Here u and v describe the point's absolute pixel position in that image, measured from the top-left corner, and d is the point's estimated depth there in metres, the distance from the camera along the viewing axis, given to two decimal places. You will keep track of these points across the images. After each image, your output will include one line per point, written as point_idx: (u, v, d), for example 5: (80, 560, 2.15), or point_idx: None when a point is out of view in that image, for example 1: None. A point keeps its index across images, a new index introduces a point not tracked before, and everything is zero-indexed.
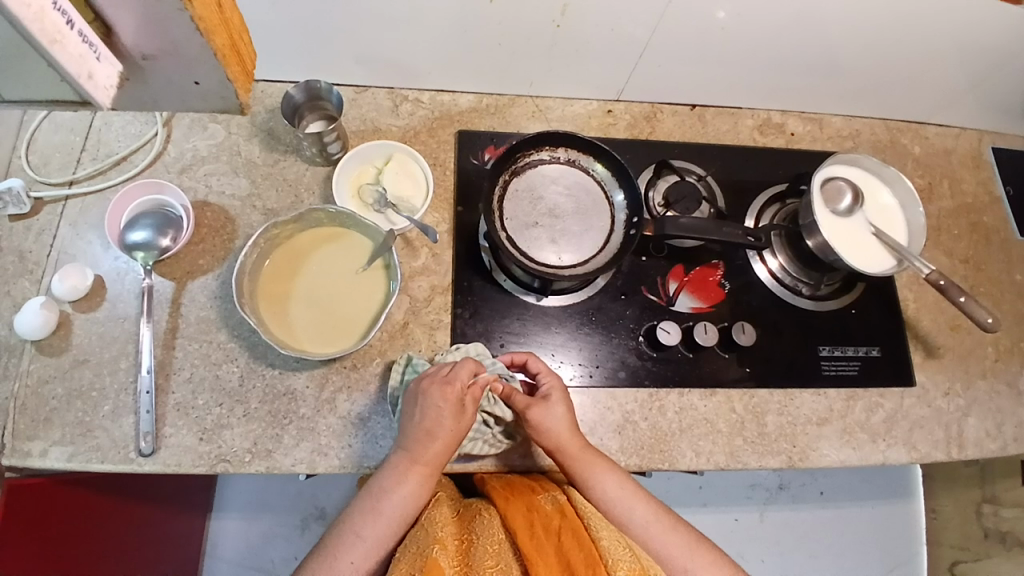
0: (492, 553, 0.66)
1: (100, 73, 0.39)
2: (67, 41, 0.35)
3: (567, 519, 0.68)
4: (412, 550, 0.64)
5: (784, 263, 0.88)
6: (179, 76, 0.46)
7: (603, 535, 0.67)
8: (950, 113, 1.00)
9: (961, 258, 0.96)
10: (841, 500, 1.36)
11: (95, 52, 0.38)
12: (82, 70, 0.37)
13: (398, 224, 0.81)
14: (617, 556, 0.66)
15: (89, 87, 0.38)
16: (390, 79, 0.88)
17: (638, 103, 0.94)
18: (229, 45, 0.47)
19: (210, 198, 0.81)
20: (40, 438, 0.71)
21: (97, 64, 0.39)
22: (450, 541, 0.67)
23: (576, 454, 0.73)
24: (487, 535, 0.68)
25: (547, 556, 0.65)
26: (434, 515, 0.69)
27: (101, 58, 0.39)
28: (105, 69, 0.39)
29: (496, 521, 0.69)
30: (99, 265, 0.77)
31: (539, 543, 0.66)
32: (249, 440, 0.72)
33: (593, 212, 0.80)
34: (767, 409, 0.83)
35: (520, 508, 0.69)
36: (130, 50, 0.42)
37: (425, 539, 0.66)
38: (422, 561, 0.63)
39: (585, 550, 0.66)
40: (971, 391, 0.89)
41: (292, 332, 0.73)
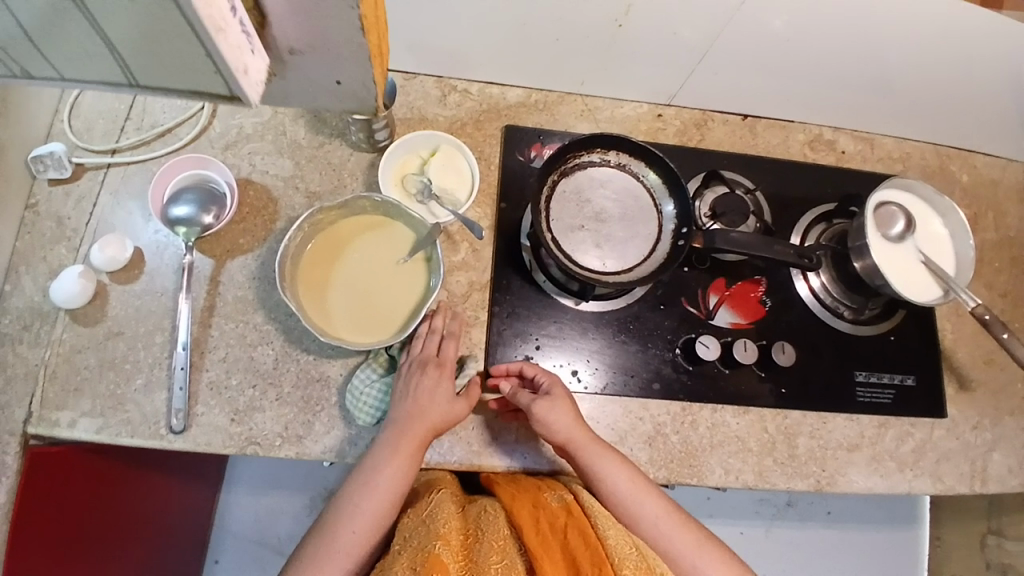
0: (497, 550, 0.65)
1: (253, 66, 0.34)
2: (230, 30, 0.31)
3: (574, 517, 0.68)
4: (414, 545, 0.64)
5: (827, 283, 0.87)
6: (320, 73, 0.37)
7: (608, 536, 0.67)
8: (1003, 144, 0.98)
9: (1000, 292, 0.94)
10: (847, 522, 1.35)
11: (250, 42, 0.33)
12: (239, 64, 0.33)
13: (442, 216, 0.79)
14: (623, 555, 0.66)
15: (243, 84, 0.34)
16: (440, 68, 0.86)
17: (689, 110, 0.92)
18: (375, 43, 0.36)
19: (253, 177, 0.80)
20: (71, 408, 0.71)
21: (251, 56, 0.33)
22: (453, 537, 0.66)
23: (585, 448, 0.71)
24: (492, 531, 0.68)
25: (552, 554, 0.65)
26: (438, 511, 0.69)
27: (255, 49, 0.33)
28: (257, 62, 0.34)
29: (501, 517, 0.70)
30: (138, 237, 0.76)
31: (545, 539, 0.66)
32: (281, 424, 0.72)
33: (640, 219, 0.79)
34: (798, 431, 0.82)
35: (526, 505, 0.69)
36: (276, 41, 0.34)
37: (428, 534, 0.65)
38: (425, 557, 0.62)
39: (592, 548, 0.65)
40: (1000, 427, 0.88)
41: (330, 320, 0.72)
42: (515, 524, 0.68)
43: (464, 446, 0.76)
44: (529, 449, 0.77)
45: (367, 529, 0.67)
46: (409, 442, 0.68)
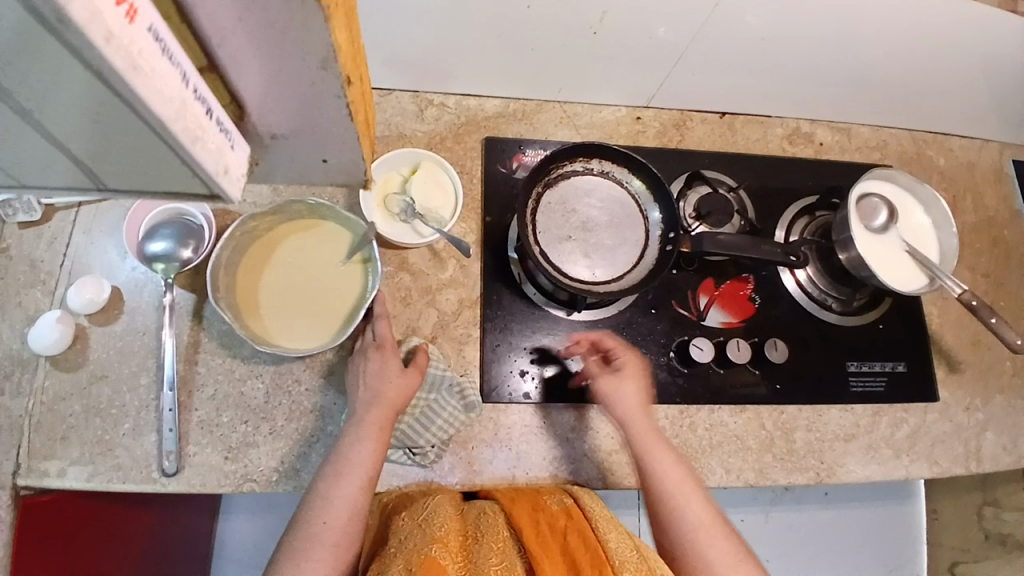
0: (496, 551, 0.60)
1: (234, 164, 0.38)
2: (205, 135, 0.34)
3: (573, 519, 0.64)
4: (409, 548, 0.59)
5: (813, 275, 0.87)
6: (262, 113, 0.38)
7: (610, 537, 0.62)
8: (976, 126, 0.99)
9: (982, 273, 0.96)
10: (844, 501, 1.36)
11: (230, 142, 0.37)
12: (218, 164, 0.36)
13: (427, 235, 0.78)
14: (623, 557, 0.59)
15: (225, 181, 0.37)
16: (416, 83, 0.85)
17: (667, 110, 0.92)
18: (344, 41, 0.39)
19: (230, 206, 0.78)
20: (58, 457, 0.68)
21: (231, 156, 0.38)
22: (450, 540, 0.61)
23: (637, 426, 0.71)
24: (490, 533, 0.62)
25: (552, 555, 0.59)
26: (435, 514, 0.64)
27: (235, 145, 0.38)
28: (237, 157, 0.38)
29: (499, 520, 0.65)
30: (116, 276, 0.74)
31: (544, 540, 0.61)
32: (276, 458, 0.71)
33: (627, 225, 0.79)
34: (795, 425, 0.83)
35: (525, 509, 0.66)
36: (261, 129, 0.45)
37: (424, 537, 0.60)
38: (420, 558, 0.56)
39: (592, 551, 0.60)
40: (991, 406, 0.89)
41: (266, 327, 0.70)
42: (514, 526, 0.63)
43: (465, 466, 0.75)
44: (530, 465, 0.76)
45: (339, 524, 0.62)
46: (373, 427, 0.66)
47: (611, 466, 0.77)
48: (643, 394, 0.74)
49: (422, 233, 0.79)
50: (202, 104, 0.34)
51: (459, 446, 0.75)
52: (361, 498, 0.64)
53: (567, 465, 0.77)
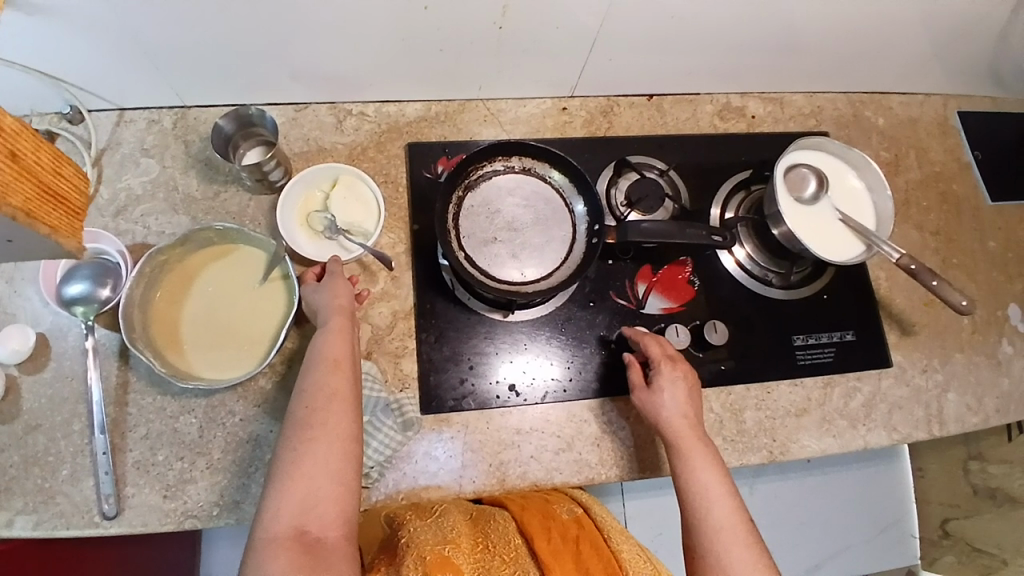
0: (507, 561, 0.59)
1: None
2: None
3: (584, 528, 0.64)
4: (422, 541, 0.59)
5: (750, 253, 0.86)
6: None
7: (623, 548, 0.62)
8: (913, 82, 0.97)
9: (931, 230, 0.94)
10: (829, 468, 1.31)
11: None
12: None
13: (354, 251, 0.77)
14: (637, 569, 0.59)
15: None
16: (331, 95, 0.83)
17: (593, 97, 0.90)
18: (39, 194, 0.36)
19: (150, 239, 0.77)
20: (3, 507, 0.68)
21: None
22: (463, 540, 0.61)
23: (684, 430, 0.69)
24: (504, 539, 0.62)
25: (564, 563, 0.58)
26: (445, 519, 0.65)
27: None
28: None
29: (511, 528, 0.64)
30: (40, 322, 0.73)
31: (556, 549, 0.60)
32: (216, 493, 0.70)
33: (554, 221, 0.78)
34: (744, 406, 0.82)
35: (537, 518, 0.65)
36: None
37: (436, 536, 0.60)
38: (434, 554, 0.56)
39: (604, 559, 0.60)
40: (949, 365, 0.88)
41: (190, 361, 0.70)
42: (525, 531, 0.62)
43: (409, 482, 0.74)
44: (477, 473, 0.75)
45: (327, 404, 0.61)
46: (339, 324, 0.68)
47: (559, 467, 0.77)
48: (691, 401, 0.72)
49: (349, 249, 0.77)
50: None
51: (402, 460, 0.74)
52: (343, 385, 0.63)
53: (517, 469, 0.76)
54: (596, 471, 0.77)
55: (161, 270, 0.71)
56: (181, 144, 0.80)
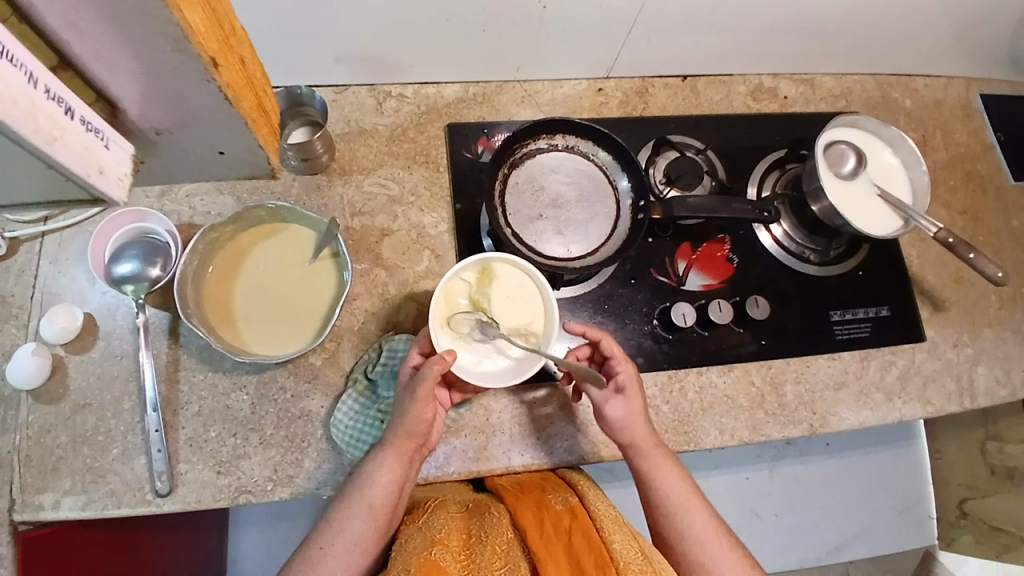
0: (499, 555, 0.59)
1: (110, 163, 0.31)
2: (68, 135, 0.28)
3: (577, 519, 0.62)
4: (408, 552, 0.59)
5: (788, 229, 0.88)
6: (196, 143, 0.39)
7: (615, 538, 0.60)
8: (939, 65, 0.99)
9: (959, 209, 0.96)
10: (847, 450, 1.30)
11: (101, 138, 0.30)
12: (92, 167, 0.30)
13: (519, 352, 0.68)
14: (628, 558, 0.58)
15: (99, 182, 0.31)
16: (371, 76, 0.83)
17: (628, 79, 0.91)
18: (254, 104, 0.39)
19: (196, 220, 0.77)
20: (53, 487, 0.67)
21: (106, 152, 0.31)
22: (451, 540, 0.61)
23: (645, 444, 0.70)
24: (494, 533, 0.61)
25: (555, 555, 0.58)
26: (435, 520, 0.64)
27: (108, 142, 0.31)
28: (116, 156, 0.32)
29: (504, 519, 0.64)
30: (87, 302, 0.73)
31: (549, 542, 0.59)
32: (269, 468, 0.70)
33: (598, 198, 0.79)
34: (784, 379, 0.83)
35: (529, 507, 0.64)
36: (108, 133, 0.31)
37: (423, 540, 0.60)
38: (418, 561, 0.56)
39: (596, 551, 0.58)
40: (979, 340, 0.90)
41: (242, 339, 0.70)
42: (518, 525, 0.62)
43: (462, 455, 0.74)
44: (524, 447, 0.76)
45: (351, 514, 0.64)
46: (396, 454, 0.66)
47: (604, 440, 0.78)
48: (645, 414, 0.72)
49: (512, 350, 0.68)
50: (63, 106, 0.27)
51: (453, 434, 0.75)
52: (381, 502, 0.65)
53: (562, 445, 0.77)
54: None
55: (213, 247, 0.72)
56: None
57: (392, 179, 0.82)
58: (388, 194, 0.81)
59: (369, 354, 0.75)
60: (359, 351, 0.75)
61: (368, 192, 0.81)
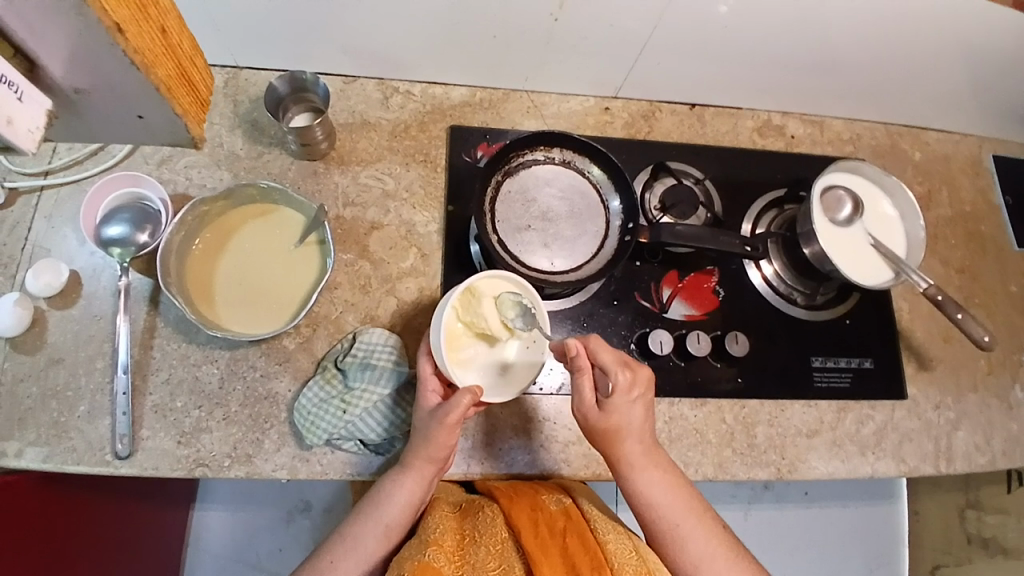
0: (494, 555, 0.62)
1: (22, 115, 0.30)
2: None
3: (571, 520, 0.65)
4: (405, 557, 0.61)
5: (779, 270, 0.87)
6: (117, 109, 0.37)
7: (608, 539, 0.63)
8: (952, 120, 0.98)
9: (957, 267, 0.94)
10: (825, 500, 1.28)
11: (14, 90, 0.30)
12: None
13: (519, 351, 0.70)
14: (622, 559, 0.61)
15: (9, 133, 0.30)
16: (379, 71, 0.84)
17: (636, 101, 0.91)
18: (175, 74, 0.37)
19: (190, 191, 0.78)
20: (16, 437, 0.68)
21: (18, 105, 0.30)
22: (447, 541, 0.64)
23: (636, 451, 0.68)
24: (488, 534, 0.64)
25: (551, 557, 0.60)
26: (431, 520, 0.67)
27: (23, 95, 0.30)
28: (29, 110, 0.31)
29: (498, 519, 0.66)
30: (74, 260, 0.74)
31: (544, 542, 0.62)
32: (229, 444, 0.71)
33: (588, 215, 0.79)
34: (758, 420, 0.82)
35: (523, 507, 0.66)
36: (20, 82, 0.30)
37: (418, 544, 0.63)
38: (415, 563, 0.59)
39: (591, 553, 0.61)
40: (962, 403, 0.88)
41: (218, 314, 0.71)
42: (511, 526, 0.64)
43: None
44: (484, 455, 0.75)
45: (365, 528, 0.67)
46: (417, 476, 0.67)
47: (565, 459, 0.77)
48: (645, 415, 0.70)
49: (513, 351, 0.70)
50: None
51: None
52: (397, 522, 0.67)
53: (523, 458, 0.76)
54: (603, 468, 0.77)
55: (201, 220, 0.73)
56: (230, 103, 0.82)
57: (388, 174, 0.82)
58: (383, 188, 0.82)
59: (341, 343, 0.75)
60: (333, 340, 0.76)
61: (363, 183, 0.82)
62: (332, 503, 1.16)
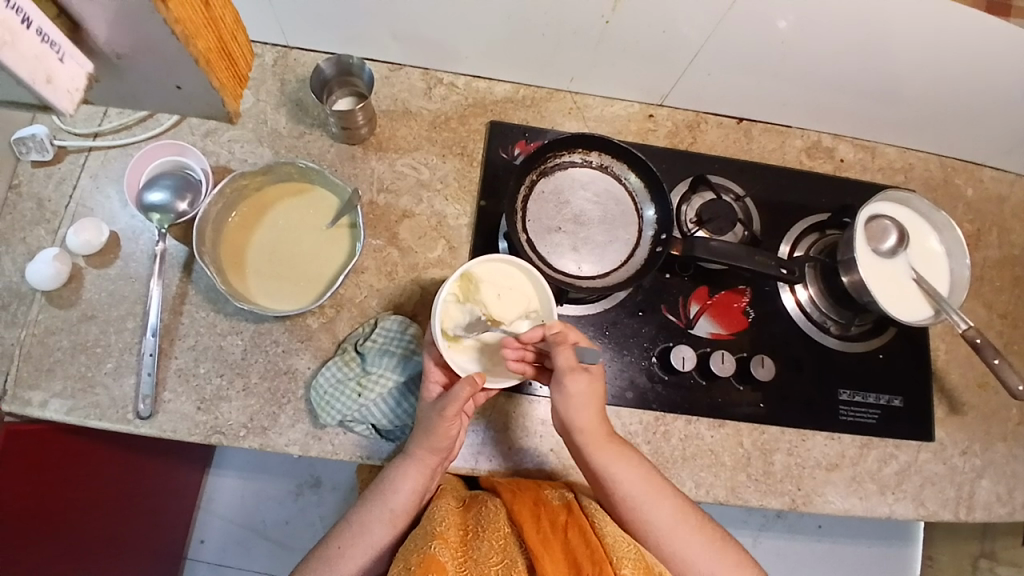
0: (497, 550, 0.62)
1: (62, 75, 0.31)
2: (22, 42, 0.28)
3: (573, 514, 0.65)
4: (411, 548, 0.61)
5: (814, 296, 0.84)
6: (156, 78, 0.37)
7: (608, 533, 0.63)
8: (1012, 158, 0.93)
9: (1000, 311, 0.90)
10: (838, 535, 1.24)
11: (57, 50, 0.31)
12: (39, 74, 0.30)
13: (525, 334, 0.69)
14: (621, 553, 0.61)
15: (47, 92, 0.31)
16: (425, 60, 0.84)
17: (681, 110, 0.89)
18: (217, 46, 0.37)
19: (231, 165, 0.80)
20: (45, 387, 0.71)
21: (59, 65, 0.31)
22: (450, 535, 0.63)
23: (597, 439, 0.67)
24: (491, 529, 0.64)
25: (553, 552, 0.61)
26: (436, 512, 0.67)
27: (64, 56, 0.31)
28: (69, 71, 0.32)
29: (501, 513, 0.66)
30: (115, 221, 0.77)
31: (545, 537, 0.62)
32: (246, 415, 0.72)
33: (621, 222, 0.78)
34: (775, 447, 0.80)
35: (526, 501, 0.66)
36: (59, 42, 0.31)
37: (424, 537, 0.62)
38: (420, 557, 0.59)
39: (592, 547, 0.61)
40: (990, 452, 0.84)
41: (248, 288, 0.72)
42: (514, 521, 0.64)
43: None
44: (493, 453, 0.75)
45: (370, 517, 0.68)
46: (421, 465, 0.67)
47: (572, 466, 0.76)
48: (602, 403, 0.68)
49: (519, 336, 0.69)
50: (16, 12, 0.28)
51: None
52: (400, 512, 0.67)
53: (531, 461, 0.75)
54: None
55: (239, 194, 0.74)
56: (278, 82, 0.83)
57: (424, 164, 0.83)
58: (417, 177, 0.82)
59: (363, 327, 0.75)
60: (355, 323, 0.76)
61: (398, 171, 0.82)
62: (340, 482, 1.17)
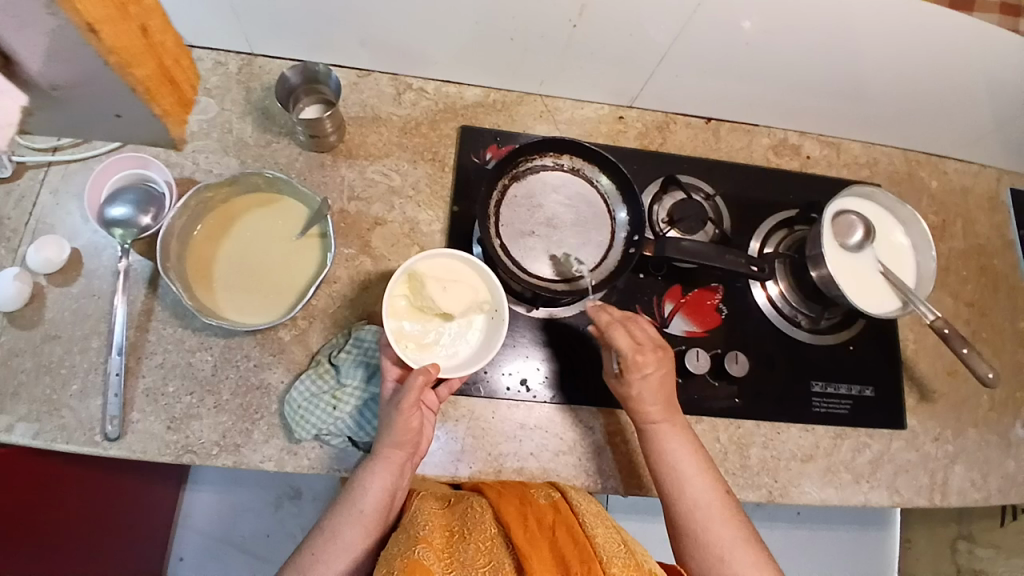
0: (483, 551, 0.59)
1: None
2: None
3: (561, 513, 0.63)
4: (394, 554, 0.57)
5: (784, 291, 0.86)
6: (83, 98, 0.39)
7: (597, 533, 0.61)
8: (973, 150, 0.96)
9: (966, 300, 0.93)
10: (817, 522, 1.24)
11: None
12: None
13: (478, 325, 0.71)
14: (610, 553, 0.59)
15: None
16: (393, 66, 0.83)
17: (651, 111, 0.90)
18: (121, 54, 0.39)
19: (196, 176, 0.78)
20: (7, 412, 0.68)
21: None
22: (434, 538, 0.60)
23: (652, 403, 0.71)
24: (478, 529, 0.61)
25: (541, 551, 0.58)
26: (418, 515, 0.64)
27: None
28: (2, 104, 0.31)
29: (487, 514, 0.64)
30: (76, 238, 0.74)
31: (533, 536, 0.60)
32: (219, 432, 0.71)
33: (593, 224, 0.78)
34: (752, 442, 0.81)
35: (512, 501, 0.65)
36: None
37: (407, 540, 0.59)
38: (403, 563, 0.55)
39: (580, 544, 0.59)
40: (961, 439, 0.87)
41: (216, 302, 0.71)
42: (500, 520, 0.62)
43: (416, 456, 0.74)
44: (473, 461, 0.75)
45: (343, 522, 0.65)
46: (386, 464, 0.67)
47: (555, 468, 0.76)
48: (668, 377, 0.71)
49: (472, 327, 0.70)
50: None
51: None
52: (373, 513, 0.66)
53: (512, 466, 0.75)
54: (592, 480, 0.76)
55: (205, 206, 0.72)
56: (243, 90, 0.81)
57: (395, 170, 0.82)
58: (389, 184, 0.81)
59: (337, 338, 0.75)
60: (328, 334, 0.76)
61: (369, 178, 0.81)
62: (321, 493, 1.16)
